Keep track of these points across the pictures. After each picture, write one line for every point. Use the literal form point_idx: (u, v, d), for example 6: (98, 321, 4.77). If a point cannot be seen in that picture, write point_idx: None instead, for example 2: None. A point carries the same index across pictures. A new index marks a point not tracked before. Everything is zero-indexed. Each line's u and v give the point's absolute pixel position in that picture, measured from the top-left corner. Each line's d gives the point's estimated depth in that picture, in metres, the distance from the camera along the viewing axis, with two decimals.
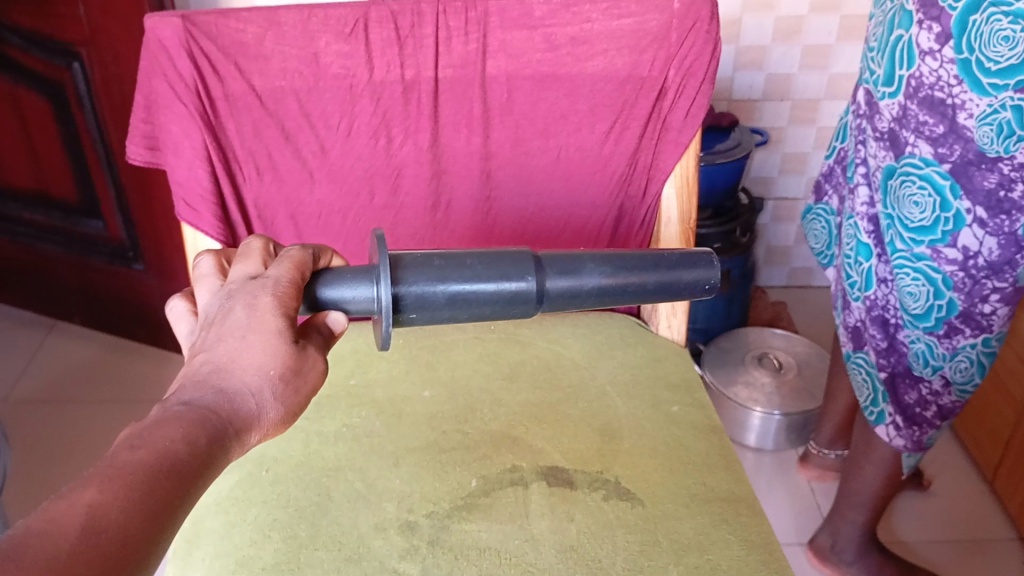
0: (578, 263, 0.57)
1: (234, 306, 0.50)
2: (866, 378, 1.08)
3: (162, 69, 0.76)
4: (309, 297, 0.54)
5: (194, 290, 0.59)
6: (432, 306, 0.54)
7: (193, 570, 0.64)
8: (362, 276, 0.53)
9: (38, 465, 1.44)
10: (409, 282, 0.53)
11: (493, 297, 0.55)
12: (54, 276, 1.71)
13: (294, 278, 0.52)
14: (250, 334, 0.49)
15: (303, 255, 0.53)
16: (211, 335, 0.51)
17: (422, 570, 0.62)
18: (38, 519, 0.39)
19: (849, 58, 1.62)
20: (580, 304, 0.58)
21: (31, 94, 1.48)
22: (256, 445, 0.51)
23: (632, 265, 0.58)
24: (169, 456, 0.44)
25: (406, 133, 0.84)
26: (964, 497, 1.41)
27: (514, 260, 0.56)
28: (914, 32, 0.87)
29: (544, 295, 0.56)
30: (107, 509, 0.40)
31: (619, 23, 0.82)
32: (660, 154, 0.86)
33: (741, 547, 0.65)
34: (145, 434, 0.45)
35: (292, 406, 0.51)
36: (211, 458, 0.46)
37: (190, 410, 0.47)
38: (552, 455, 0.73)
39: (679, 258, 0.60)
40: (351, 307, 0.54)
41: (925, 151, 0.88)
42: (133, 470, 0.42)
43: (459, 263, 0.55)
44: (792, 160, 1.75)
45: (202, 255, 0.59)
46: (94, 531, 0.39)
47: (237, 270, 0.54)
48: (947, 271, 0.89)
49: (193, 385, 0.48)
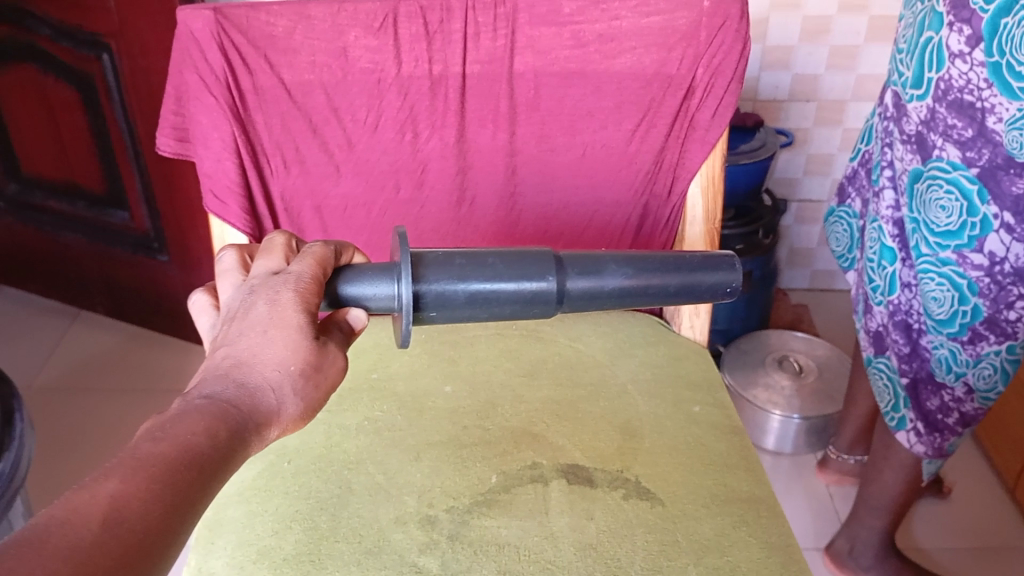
0: (599, 264, 0.57)
1: (256, 302, 0.51)
2: (887, 383, 1.07)
3: (193, 61, 0.76)
4: (331, 293, 0.54)
5: (217, 284, 0.59)
6: (452, 304, 0.54)
7: (213, 558, 0.64)
8: (383, 274, 0.54)
9: (59, 453, 1.46)
10: (430, 280, 0.53)
11: (513, 297, 0.55)
12: (79, 265, 1.73)
13: (316, 273, 0.53)
14: (271, 329, 0.50)
15: (325, 252, 0.54)
16: (232, 330, 0.51)
17: (442, 564, 0.63)
18: (62, 509, 0.39)
19: (877, 59, 1.60)
20: (600, 306, 0.58)
21: (59, 84, 1.49)
22: (276, 440, 0.51)
23: (652, 268, 0.58)
24: (190, 448, 0.44)
25: (432, 128, 0.85)
26: (984, 505, 1.40)
27: (536, 260, 0.56)
28: (944, 34, 0.86)
29: (565, 296, 0.56)
30: (130, 500, 0.41)
31: (648, 21, 0.81)
32: (686, 153, 0.86)
33: (761, 550, 0.64)
34: (167, 427, 0.45)
35: (312, 401, 0.51)
36: (231, 451, 0.46)
37: (211, 403, 0.47)
38: (573, 452, 0.73)
39: (701, 262, 0.59)
40: (371, 304, 0.54)
41: (953, 155, 0.87)
42: (155, 462, 0.43)
43: (480, 262, 0.55)
44: (816, 162, 1.73)
45: (225, 250, 0.59)
46: (116, 522, 0.40)
47: (259, 266, 0.54)
48: (973, 277, 0.88)
49: (214, 379, 0.49)
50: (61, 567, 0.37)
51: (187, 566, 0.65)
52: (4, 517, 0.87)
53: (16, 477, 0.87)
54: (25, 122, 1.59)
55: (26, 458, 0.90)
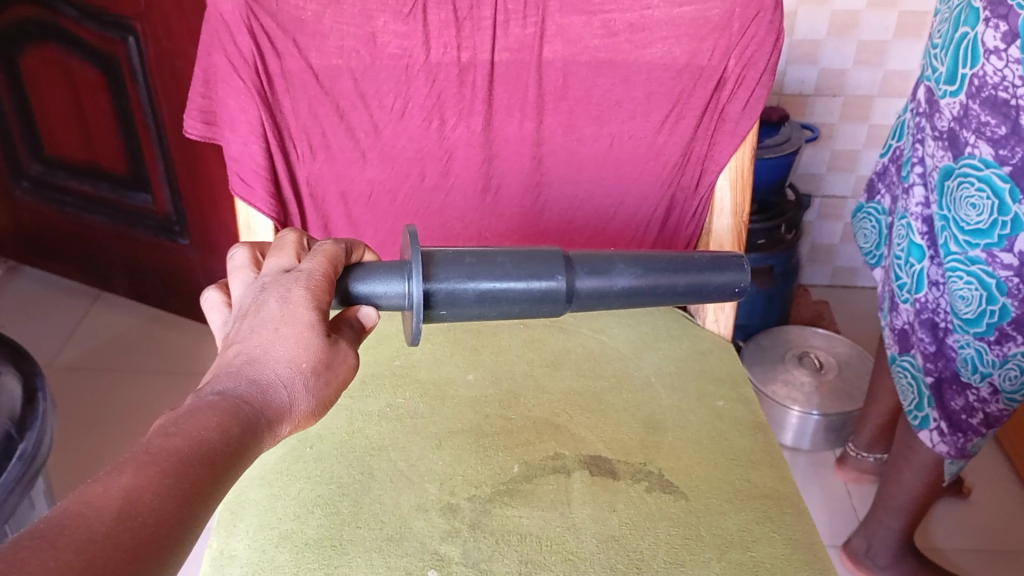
0: (608, 263, 0.59)
1: (268, 299, 0.51)
2: (911, 381, 1.06)
3: (222, 44, 0.75)
4: (341, 290, 0.54)
5: (228, 281, 0.59)
6: (462, 303, 0.55)
7: (235, 541, 0.64)
8: (394, 271, 0.54)
9: (82, 433, 1.47)
10: (440, 278, 0.54)
11: (522, 295, 0.56)
12: (101, 248, 1.74)
13: (327, 271, 0.53)
14: (282, 326, 0.50)
15: (336, 250, 0.54)
16: (244, 327, 0.51)
17: (462, 553, 0.62)
18: (75, 502, 0.40)
19: (907, 55, 1.58)
20: (608, 305, 0.59)
21: (85, 66, 1.50)
22: (287, 437, 0.51)
23: (661, 269, 0.60)
24: (202, 444, 0.44)
25: (459, 116, 0.84)
26: (1004, 508, 1.38)
27: (545, 259, 0.56)
28: (979, 29, 0.85)
29: (574, 295, 0.58)
30: (143, 493, 0.41)
31: (680, 10, 0.81)
32: (715, 145, 0.86)
33: (785, 546, 0.64)
34: (180, 422, 0.45)
35: (323, 398, 0.51)
36: (242, 447, 0.46)
37: (223, 399, 0.47)
38: (595, 444, 0.73)
39: (709, 262, 0.61)
40: (382, 302, 0.54)
41: (986, 153, 0.85)
42: (168, 456, 0.43)
43: (489, 261, 0.56)
44: (841, 158, 1.71)
45: (236, 247, 0.60)
46: (129, 515, 0.40)
47: (271, 263, 0.54)
48: (1002, 276, 0.86)
49: (226, 375, 0.49)
50: (75, 557, 0.37)
51: (208, 548, 0.65)
52: (26, 495, 0.88)
53: (38, 456, 0.87)
54: (51, 104, 1.59)
55: (49, 437, 0.91)
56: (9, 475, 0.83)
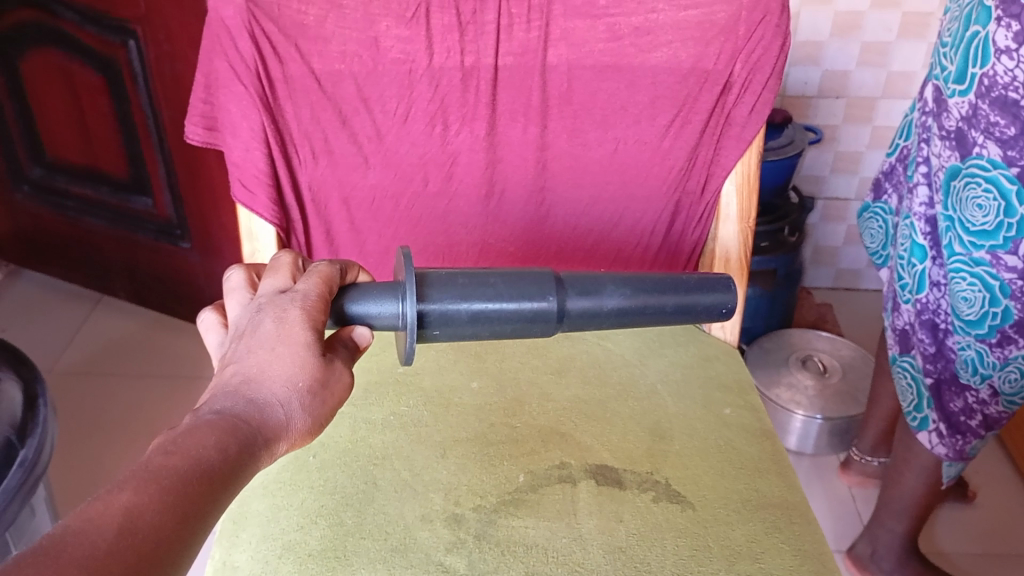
0: (598, 284, 0.59)
1: (263, 319, 0.50)
2: (910, 383, 1.05)
3: (223, 48, 0.75)
4: (336, 311, 0.54)
5: (225, 302, 0.59)
6: (455, 323, 0.54)
7: (238, 552, 0.64)
8: (387, 292, 0.54)
9: (83, 439, 1.46)
10: (434, 299, 0.54)
11: (514, 316, 0.56)
12: (102, 251, 1.73)
13: (322, 292, 0.52)
14: (278, 346, 0.49)
15: (331, 271, 0.54)
16: (241, 346, 0.50)
17: (468, 564, 0.62)
18: (77, 519, 0.39)
19: (909, 56, 1.57)
20: (599, 325, 0.60)
21: (85, 69, 1.49)
22: (284, 455, 0.50)
23: (650, 288, 0.60)
24: (200, 462, 0.44)
25: (462, 120, 0.84)
26: (1009, 511, 1.37)
27: (537, 280, 0.57)
28: (991, 29, 0.84)
29: (565, 314, 0.58)
30: (143, 509, 0.40)
31: (686, 14, 0.80)
32: (721, 151, 0.85)
33: (794, 557, 0.63)
34: (179, 441, 0.45)
35: (319, 417, 0.50)
36: (240, 466, 0.45)
37: (221, 418, 0.46)
38: (601, 453, 0.72)
39: (697, 283, 0.61)
40: (376, 322, 0.54)
41: (994, 153, 0.84)
42: (167, 475, 0.42)
43: (482, 282, 0.56)
44: (844, 160, 1.71)
45: (232, 268, 0.59)
46: (131, 530, 0.39)
47: (266, 284, 0.54)
48: (1005, 278, 0.85)
49: (223, 395, 0.48)
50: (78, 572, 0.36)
51: (211, 559, 0.65)
52: (26, 503, 0.86)
53: (39, 463, 0.86)
54: (50, 107, 1.58)
55: (50, 442, 0.90)
56: (11, 481, 0.83)
